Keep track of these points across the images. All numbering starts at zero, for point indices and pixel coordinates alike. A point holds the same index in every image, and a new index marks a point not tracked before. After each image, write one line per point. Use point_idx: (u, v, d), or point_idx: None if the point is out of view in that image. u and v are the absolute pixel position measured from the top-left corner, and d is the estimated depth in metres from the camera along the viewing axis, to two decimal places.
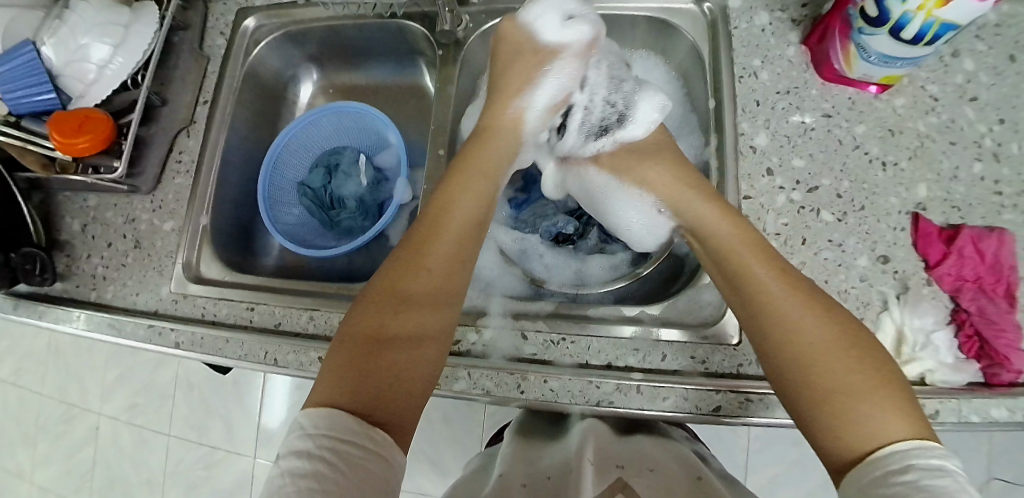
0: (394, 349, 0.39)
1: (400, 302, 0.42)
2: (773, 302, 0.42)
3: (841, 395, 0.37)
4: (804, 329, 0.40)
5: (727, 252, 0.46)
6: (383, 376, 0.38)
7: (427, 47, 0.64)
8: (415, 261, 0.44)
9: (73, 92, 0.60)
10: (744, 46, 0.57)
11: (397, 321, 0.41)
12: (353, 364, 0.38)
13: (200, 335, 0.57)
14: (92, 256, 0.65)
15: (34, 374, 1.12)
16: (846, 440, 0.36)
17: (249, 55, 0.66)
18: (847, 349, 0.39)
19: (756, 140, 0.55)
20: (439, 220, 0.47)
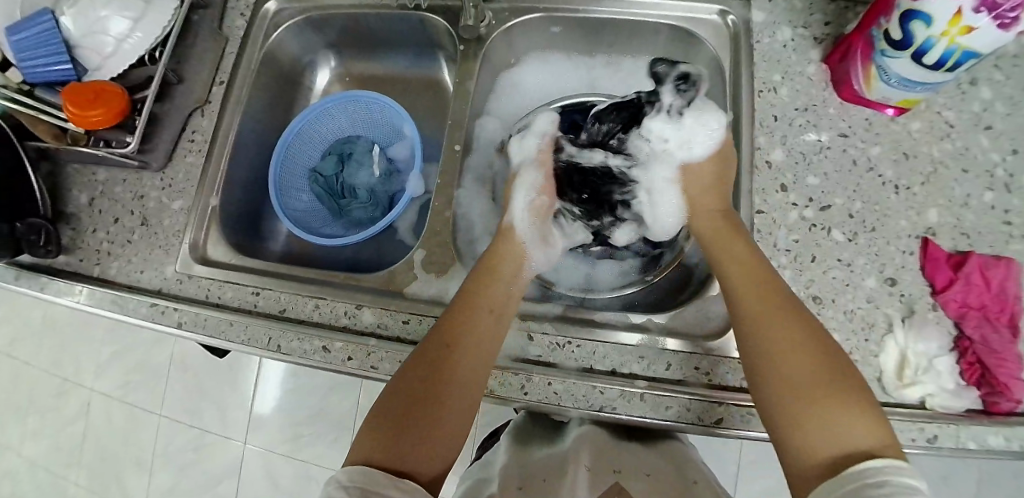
0: (427, 419, 0.42)
1: (434, 375, 0.45)
2: (760, 318, 0.44)
3: (809, 406, 0.39)
4: (788, 343, 0.41)
5: (728, 266, 0.48)
6: (415, 444, 0.41)
7: (447, 41, 0.64)
8: (450, 335, 0.47)
9: (90, 64, 0.60)
10: (764, 61, 0.58)
11: (430, 394, 0.44)
12: (386, 428, 0.42)
13: (203, 316, 0.57)
14: (97, 230, 0.65)
15: (30, 346, 1.11)
16: (810, 446, 0.38)
17: (268, 39, 0.65)
18: (824, 361, 0.41)
19: (773, 155, 0.55)
20: (474, 294, 0.50)
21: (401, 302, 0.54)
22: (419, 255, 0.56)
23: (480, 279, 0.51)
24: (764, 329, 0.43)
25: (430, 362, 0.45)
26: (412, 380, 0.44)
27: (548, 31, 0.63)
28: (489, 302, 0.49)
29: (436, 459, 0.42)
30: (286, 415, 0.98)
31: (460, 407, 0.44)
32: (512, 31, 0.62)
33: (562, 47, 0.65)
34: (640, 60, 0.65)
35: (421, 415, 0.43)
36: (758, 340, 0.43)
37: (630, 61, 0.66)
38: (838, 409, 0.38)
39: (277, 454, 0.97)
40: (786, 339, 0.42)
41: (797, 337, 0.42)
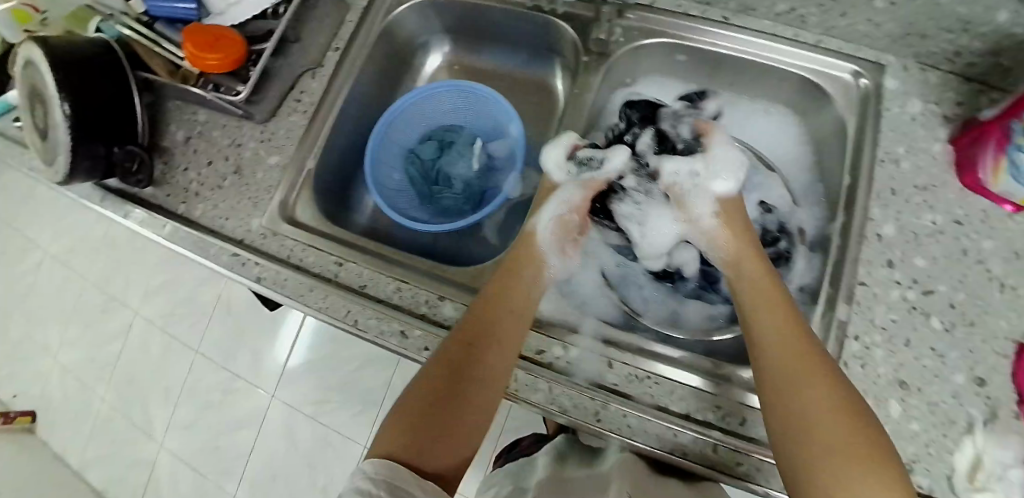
0: (451, 417, 0.44)
1: (454, 374, 0.45)
2: (791, 375, 0.40)
3: (839, 472, 0.35)
4: (814, 405, 0.38)
5: (758, 324, 0.45)
6: (437, 442, 0.42)
7: (569, 50, 0.63)
8: (466, 333, 0.48)
9: (213, 9, 0.63)
10: (892, 131, 0.56)
11: (451, 393, 0.45)
12: (406, 423, 0.42)
13: (284, 276, 0.58)
14: (188, 169, 0.66)
15: (91, 259, 1.16)
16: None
17: (388, 13, 0.65)
18: (843, 411, 0.38)
19: (883, 229, 0.54)
20: (484, 296, 0.50)
21: None
22: (511, 259, 0.56)
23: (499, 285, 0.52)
24: (797, 389, 0.40)
25: (448, 360, 0.46)
26: (433, 377, 0.45)
27: (672, 58, 0.62)
28: (504, 304, 0.50)
29: (455, 458, 0.42)
30: (316, 378, 0.99)
31: (475, 409, 0.45)
32: (640, 51, 0.61)
33: (680, 75, 0.65)
34: (759, 104, 0.65)
35: (438, 412, 0.43)
36: (784, 398, 0.40)
37: (748, 103, 0.65)
38: (866, 476, 0.34)
39: (301, 413, 0.98)
40: (818, 399, 0.38)
41: (826, 397, 0.38)
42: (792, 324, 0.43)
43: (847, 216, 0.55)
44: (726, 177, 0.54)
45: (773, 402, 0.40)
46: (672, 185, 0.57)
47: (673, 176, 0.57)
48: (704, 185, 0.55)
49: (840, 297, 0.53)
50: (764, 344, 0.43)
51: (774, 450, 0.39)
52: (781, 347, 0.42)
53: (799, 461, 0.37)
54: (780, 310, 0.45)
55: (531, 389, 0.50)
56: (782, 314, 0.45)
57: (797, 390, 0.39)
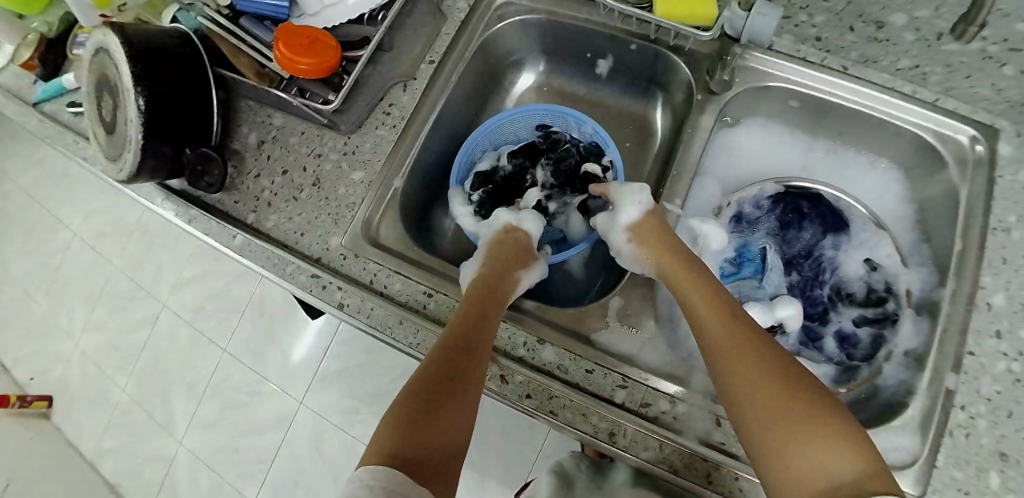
0: (436, 416, 0.40)
1: (451, 364, 0.43)
2: (739, 361, 0.42)
3: (797, 444, 0.37)
4: (751, 387, 0.41)
5: (692, 312, 0.47)
6: (438, 435, 0.39)
7: (679, 88, 0.60)
8: (467, 328, 0.45)
9: (306, 9, 0.59)
10: (1005, 199, 0.55)
11: (439, 383, 0.42)
12: (404, 414, 0.39)
13: (369, 306, 0.55)
14: (260, 177, 0.62)
15: (122, 245, 1.12)
16: (802, 491, 0.36)
17: (486, 28, 0.62)
18: (790, 388, 0.40)
19: (994, 299, 0.52)
20: (486, 289, 0.50)
21: (586, 348, 0.51)
22: (616, 302, 0.53)
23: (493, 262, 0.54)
24: (725, 366, 0.43)
25: (445, 352, 0.44)
26: (433, 367, 0.43)
27: (785, 102, 0.60)
28: (488, 303, 0.48)
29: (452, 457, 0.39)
30: (347, 388, 0.95)
31: (465, 405, 0.41)
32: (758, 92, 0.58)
33: (786, 118, 0.63)
34: (863, 156, 0.63)
35: (435, 410, 0.40)
36: (740, 383, 0.41)
37: (852, 153, 0.64)
38: (820, 448, 0.36)
39: (329, 422, 0.94)
40: (761, 381, 0.41)
41: (764, 376, 0.41)
42: (732, 314, 0.46)
43: (959, 281, 0.54)
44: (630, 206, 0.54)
45: (720, 376, 0.43)
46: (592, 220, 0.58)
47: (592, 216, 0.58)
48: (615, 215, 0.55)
49: (950, 366, 0.51)
50: (699, 321, 0.46)
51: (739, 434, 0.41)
52: (713, 327, 0.45)
53: (757, 436, 0.39)
54: (695, 289, 0.48)
55: (639, 445, 0.47)
56: (709, 295, 0.47)
57: (735, 368, 0.42)
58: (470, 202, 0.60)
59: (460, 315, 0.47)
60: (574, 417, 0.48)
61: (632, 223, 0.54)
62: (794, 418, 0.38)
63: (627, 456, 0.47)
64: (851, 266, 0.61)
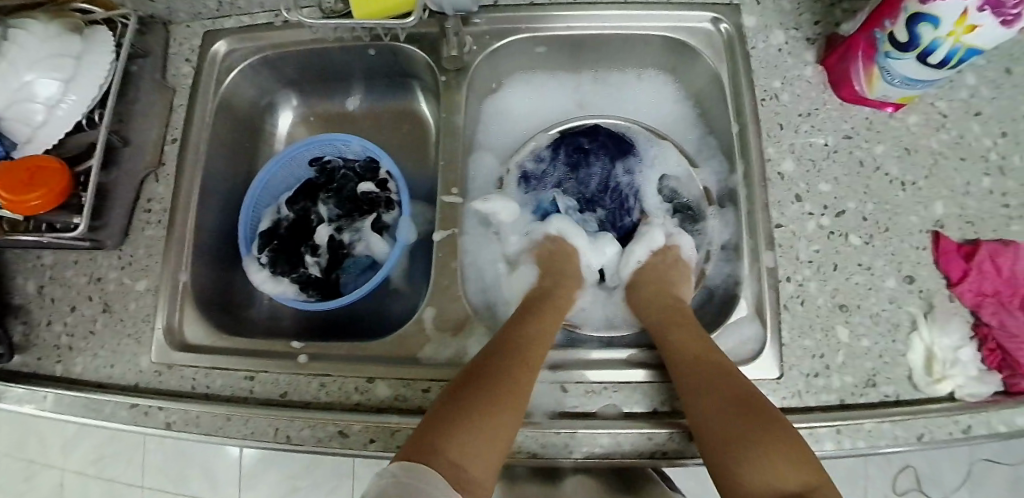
0: (458, 443, 0.38)
1: (492, 390, 0.42)
2: (701, 384, 0.43)
3: (752, 455, 0.39)
4: (716, 403, 0.42)
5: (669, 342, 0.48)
6: (457, 457, 0.38)
7: (425, 72, 0.59)
8: (520, 350, 0.45)
9: (18, 138, 0.51)
10: (764, 67, 0.56)
11: (471, 406, 0.41)
12: (430, 430, 0.39)
13: (194, 414, 0.50)
14: (53, 323, 0.55)
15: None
16: (751, 491, 0.38)
17: (220, 85, 0.59)
18: (748, 401, 0.42)
19: (784, 166, 0.54)
20: (532, 320, 0.49)
21: (417, 369, 0.49)
22: (429, 313, 0.51)
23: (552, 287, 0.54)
24: (689, 388, 0.44)
25: (473, 381, 0.43)
26: (455, 398, 0.41)
27: (532, 51, 0.59)
28: (534, 334, 0.47)
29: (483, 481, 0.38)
30: (282, 469, 0.93)
31: (495, 430, 0.40)
32: (496, 54, 0.57)
33: (544, 66, 0.62)
34: (630, 73, 0.64)
35: (456, 433, 0.39)
36: (694, 394, 0.43)
37: (619, 74, 0.64)
38: (769, 458, 0.38)
39: None
40: (707, 401, 0.42)
41: (724, 398, 0.42)
42: (695, 339, 0.47)
43: (746, 161, 0.54)
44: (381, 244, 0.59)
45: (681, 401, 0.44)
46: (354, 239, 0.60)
47: (352, 236, 0.60)
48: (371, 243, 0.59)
49: (763, 245, 0.52)
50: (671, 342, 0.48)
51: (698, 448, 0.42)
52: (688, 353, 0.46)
53: (712, 449, 0.40)
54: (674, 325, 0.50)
55: None
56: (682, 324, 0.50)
57: (691, 392, 0.43)
58: (264, 265, 0.57)
59: (500, 343, 0.46)
60: None
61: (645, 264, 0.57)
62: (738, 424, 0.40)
63: None
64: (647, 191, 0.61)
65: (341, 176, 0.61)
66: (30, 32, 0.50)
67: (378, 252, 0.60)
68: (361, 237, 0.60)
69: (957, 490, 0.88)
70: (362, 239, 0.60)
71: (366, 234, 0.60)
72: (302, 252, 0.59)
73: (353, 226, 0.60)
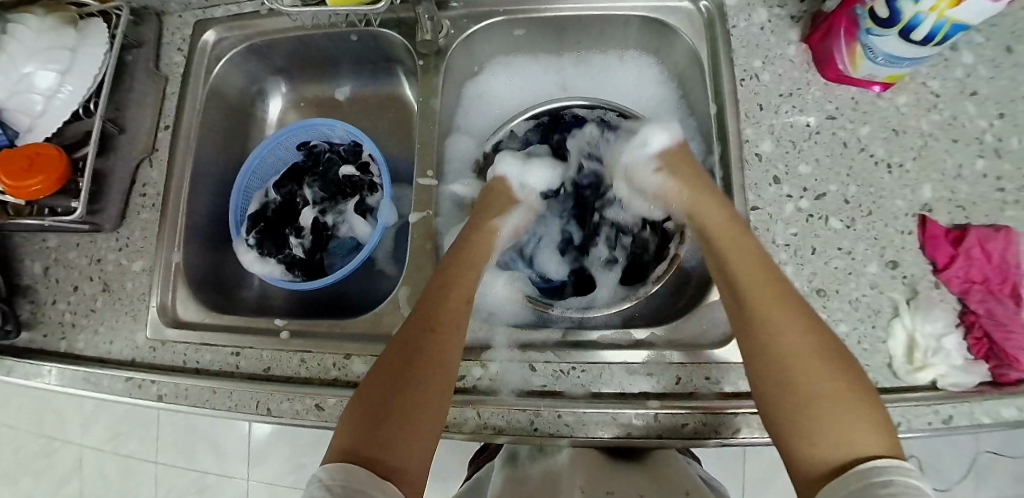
0: (385, 433, 0.38)
1: (413, 370, 0.42)
2: (783, 330, 0.41)
3: (823, 414, 0.38)
4: (800, 351, 0.40)
5: (740, 276, 0.45)
6: (388, 447, 0.38)
7: (404, 54, 0.61)
8: (431, 320, 0.45)
9: (20, 127, 0.54)
10: (744, 46, 0.55)
11: (394, 389, 0.40)
12: (356, 429, 0.39)
13: (184, 387, 0.53)
14: (58, 301, 0.59)
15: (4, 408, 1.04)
16: (813, 453, 0.37)
17: (211, 73, 0.62)
18: (827, 359, 0.40)
19: (761, 147, 0.53)
20: (454, 276, 0.48)
21: None
22: (403, 293, 0.53)
23: (472, 244, 0.52)
24: (770, 332, 0.41)
25: (395, 363, 0.42)
26: (376, 386, 0.41)
27: (511, 34, 0.61)
28: (452, 296, 0.47)
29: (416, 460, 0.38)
30: (286, 447, 0.96)
31: (421, 407, 0.40)
32: (474, 37, 0.59)
33: (525, 49, 0.64)
34: (612, 55, 0.65)
35: (379, 423, 0.39)
36: (774, 338, 0.41)
37: (601, 57, 0.65)
38: (848, 418, 0.37)
39: (280, 485, 0.95)
40: (790, 349, 0.40)
41: (811, 348, 0.40)
42: (774, 276, 0.44)
43: (724, 142, 0.55)
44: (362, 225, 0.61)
45: (751, 339, 0.42)
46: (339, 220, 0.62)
47: (337, 218, 0.62)
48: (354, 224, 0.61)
49: None
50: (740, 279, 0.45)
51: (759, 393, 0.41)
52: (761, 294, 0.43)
53: (781, 399, 0.40)
54: (743, 249, 0.46)
55: (460, 419, 0.48)
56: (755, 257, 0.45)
57: (778, 333, 0.41)
58: (251, 246, 0.60)
59: (418, 317, 0.45)
60: None
61: (662, 156, 0.54)
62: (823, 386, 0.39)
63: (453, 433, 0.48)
64: (632, 133, 0.58)
65: (327, 159, 0.63)
66: (31, 27, 0.53)
67: (360, 233, 0.62)
68: (346, 219, 0.62)
69: (958, 482, 0.85)
70: (346, 220, 0.62)
71: (349, 215, 0.62)
72: (287, 234, 0.61)
73: (338, 208, 0.62)
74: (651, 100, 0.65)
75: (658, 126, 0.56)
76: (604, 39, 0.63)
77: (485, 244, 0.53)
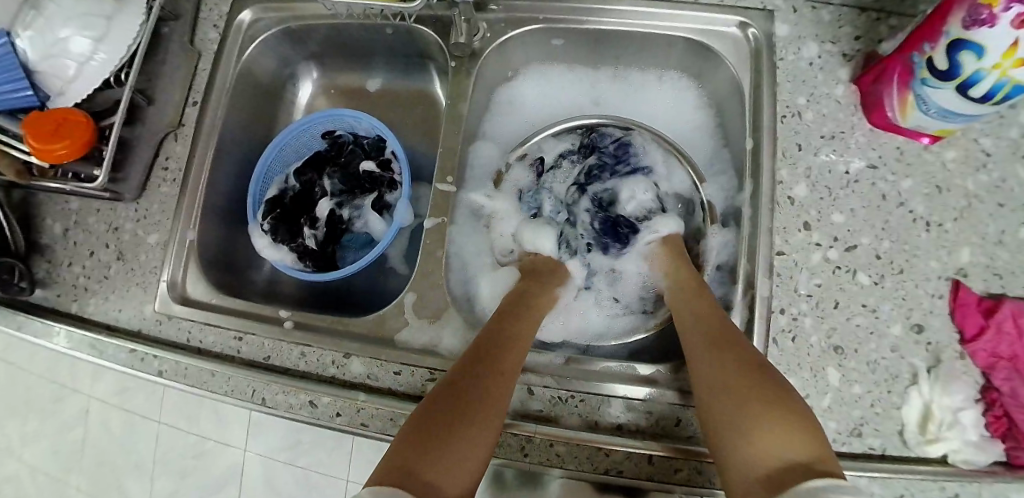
0: (432, 462, 0.35)
1: (479, 401, 0.39)
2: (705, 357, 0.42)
3: (753, 434, 0.36)
4: (726, 376, 0.40)
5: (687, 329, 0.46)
6: (437, 476, 0.34)
7: (439, 53, 0.61)
8: (498, 364, 0.43)
9: (51, 88, 0.54)
10: (789, 81, 0.53)
11: (453, 419, 0.38)
12: (404, 450, 0.35)
13: (184, 365, 0.53)
14: (73, 264, 0.60)
15: (20, 351, 1.07)
16: (749, 467, 0.35)
17: (244, 52, 0.62)
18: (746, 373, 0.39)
19: (795, 190, 0.51)
20: (513, 333, 0.46)
21: (392, 352, 0.50)
22: (410, 298, 0.53)
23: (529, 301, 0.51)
24: (702, 368, 0.42)
25: (441, 400, 0.39)
26: (427, 416, 0.38)
27: (549, 43, 0.60)
28: (515, 350, 0.45)
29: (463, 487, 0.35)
30: (283, 422, 0.97)
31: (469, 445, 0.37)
32: (511, 43, 0.58)
33: (561, 59, 0.63)
34: (650, 73, 0.63)
35: (433, 447, 0.36)
36: (702, 372, 0.41)
37: (639, 74, 0.63)
38: (779, 428, 0.35)
39: (274, 460, 0.96)
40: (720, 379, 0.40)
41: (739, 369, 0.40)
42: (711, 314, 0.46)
43: (756, 181, 0.53)
44: (378, 221, 0.60)
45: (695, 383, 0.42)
46: (354, 213, 0.61)
47: (352, 211, 0.61)
48: (369, 219, 0.61)
49: (760, 272, 0.50)
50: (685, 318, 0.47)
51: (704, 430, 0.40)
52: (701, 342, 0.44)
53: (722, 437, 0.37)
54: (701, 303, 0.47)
55: None
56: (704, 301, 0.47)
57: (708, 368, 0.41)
58: (266, 232, 0.60)
59: (474, 355, 0.43)
60: (386, 425, 0.48)
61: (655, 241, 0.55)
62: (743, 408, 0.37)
63: None
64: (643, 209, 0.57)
65: (350, 151, 0.63)
66: None
67: (374, 228, 0.61)
68: (363, 213, 0.61)
69: None
70: (360, 214, 0.61)
71: (365, 209, 0.61)
72: (301, 223, 0.61)
73: (355, 201, 0.61)
74: (685, 124, 0.63)
75: (661, 220, 0.56)
76: (644, 57, 0.61)
77: (545, 307, 0.52)
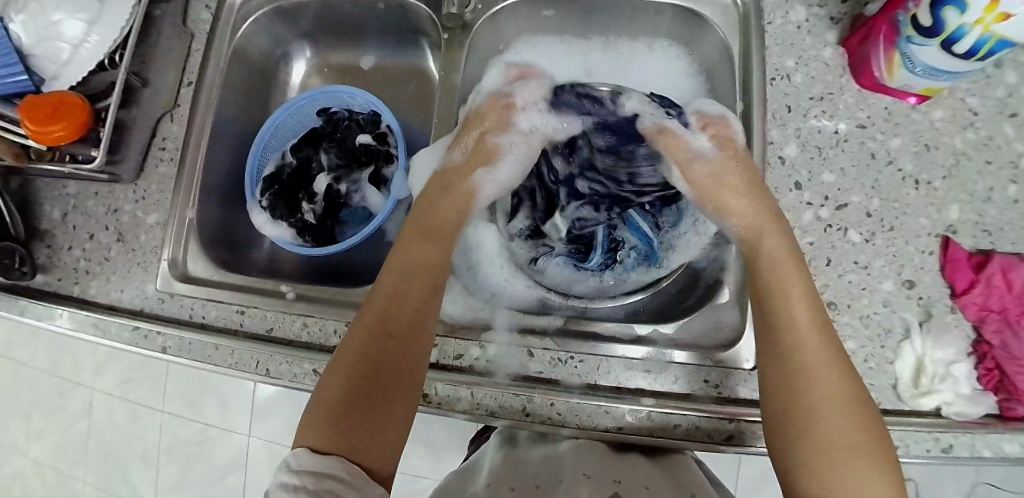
0: (355, 430, 0.40)
1: (390, 359, 0.43)
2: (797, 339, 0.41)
3: (839, 448, 0.38)
4: (831, 409, 0.39)
5: (784, 306, 0.42)
6: (364, 437, 0.41)
7: (431, 28, 0.61)
8: (400, 314, 0.45)
9: (46, 73, 0.54)
10: (778, 44, 0.54)
11: (385, 356, 0.43)
12: (327, 429, 0.40)
13: (187, 341, 0.54)
14: (73, 247, 0.60)
15: (22, 347, 1.08)
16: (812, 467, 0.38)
17: (237, 32, 0.63)
18: (839, 383, 0.40)
19: (785, 150, 0.52)
20: (418, 272, 0.48)
21: None
22: None
23: (428, 213, 0.51)
24: (803, 348, 0.41)
25: (368, 346, 0.44)
26: (344, 384, 0.42)
27: (539, 14, 0.61)
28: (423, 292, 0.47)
29: (387, 446, 0.42)
30: (289, 407, 0.97)
31: (392, 408, 0.42)
32: (501, 14, 0.59)
33: (552, 30, 0.63)
34: (640, 42, 0.64)
35: (349, 426, 0.41)
36: (792, 372, 0.40)
37: (629, 43, 0.64)
38: (853, 458, 0.38)
39: (280, 444, 0.97)
40: (825, 385, 0.39)
41: (835, 381, 0.40)
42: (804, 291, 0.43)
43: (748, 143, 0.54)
44: (377, 193, 0.62)
45: (789, 350, 0.41)
46: (351, 187, 0.62)
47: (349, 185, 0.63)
48: (367, 192, 0.62)
49: None
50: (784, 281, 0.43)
51: (771, 398, 0.41)
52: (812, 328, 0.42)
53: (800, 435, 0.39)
54: (781, 250, 0.45)
55: (452, 398, 0.49)
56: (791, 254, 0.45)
57: (812, 396, 0.39)
58: (265, 208, 0.61)
59: (379, 311, 0.45)
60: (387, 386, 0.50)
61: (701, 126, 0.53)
62: (833, 421, 0.38)
63: (442, 410, 0.49)
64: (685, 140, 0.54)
65: (345, 127, 0.63)
66: None
67: (373, 200, 0.62)
68: (362, 186, 0.62)
69: None
70: (359, 188, 0.62)
71: (363, 182, 0.62)
72: (300, 199, 0.62)
73: (353, 173, 0.63)
74: (677, 93, 0.64)
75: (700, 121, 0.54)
76: (635, 25, 0.62)
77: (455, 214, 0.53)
